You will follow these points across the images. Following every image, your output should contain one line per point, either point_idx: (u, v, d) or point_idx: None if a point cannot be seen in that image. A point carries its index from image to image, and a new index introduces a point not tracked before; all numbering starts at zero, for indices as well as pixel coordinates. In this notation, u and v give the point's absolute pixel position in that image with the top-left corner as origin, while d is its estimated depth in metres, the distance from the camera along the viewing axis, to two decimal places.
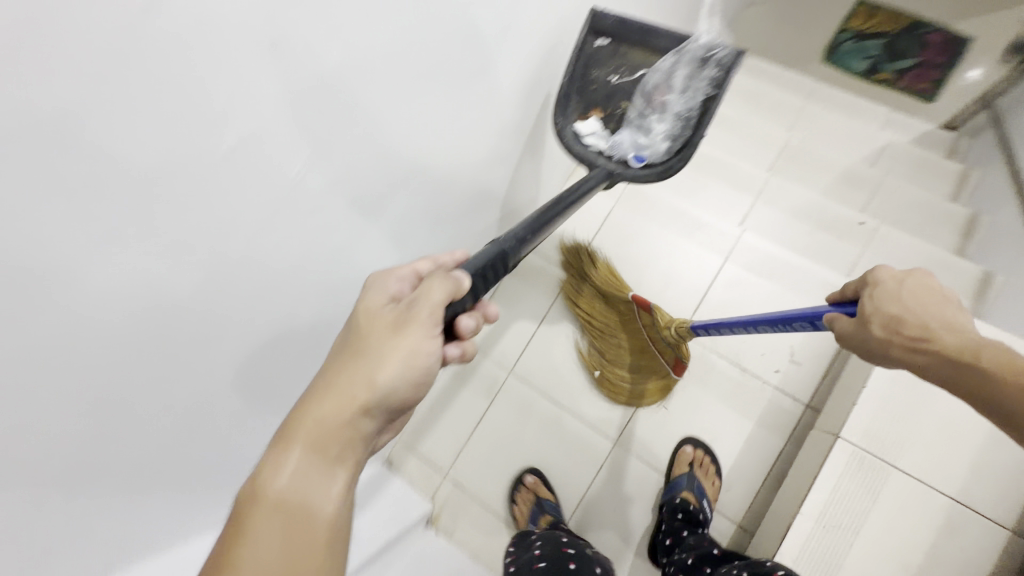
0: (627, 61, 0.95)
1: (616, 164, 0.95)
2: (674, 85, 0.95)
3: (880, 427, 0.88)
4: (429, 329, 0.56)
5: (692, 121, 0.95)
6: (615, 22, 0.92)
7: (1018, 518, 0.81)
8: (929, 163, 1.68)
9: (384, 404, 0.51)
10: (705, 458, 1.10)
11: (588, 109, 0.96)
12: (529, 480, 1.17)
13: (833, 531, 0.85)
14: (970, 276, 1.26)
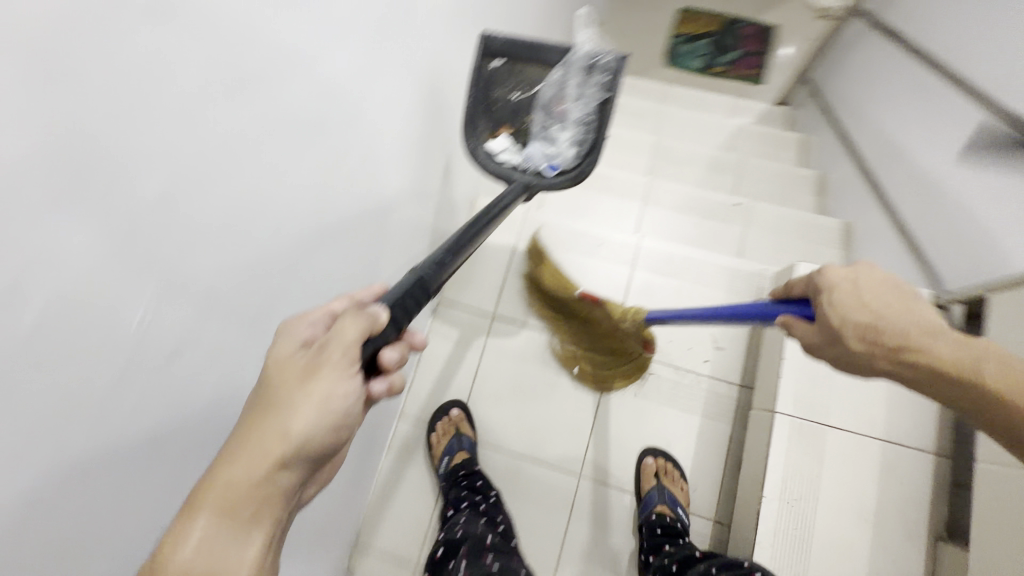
0: (523, 76, 0.93)
1: (529, 176, 0.92)
2: (571, 93, 0.93)
3: (806, 392, 0.94)
4: (347, 373, 0.46)
5: (593, 125, 0.92)
6: (505, 41, 0.90)
7: (938, 441, 0.89)
8: (774, 138, 1.89)
9: (300, 461, 0.44)
10: (668, 465, 1.10)
11: (496, 128, 0.95)
12: (455, 412, 1.19)
13: (797, 504, 0.88)
14: (835, 231, 1.41)
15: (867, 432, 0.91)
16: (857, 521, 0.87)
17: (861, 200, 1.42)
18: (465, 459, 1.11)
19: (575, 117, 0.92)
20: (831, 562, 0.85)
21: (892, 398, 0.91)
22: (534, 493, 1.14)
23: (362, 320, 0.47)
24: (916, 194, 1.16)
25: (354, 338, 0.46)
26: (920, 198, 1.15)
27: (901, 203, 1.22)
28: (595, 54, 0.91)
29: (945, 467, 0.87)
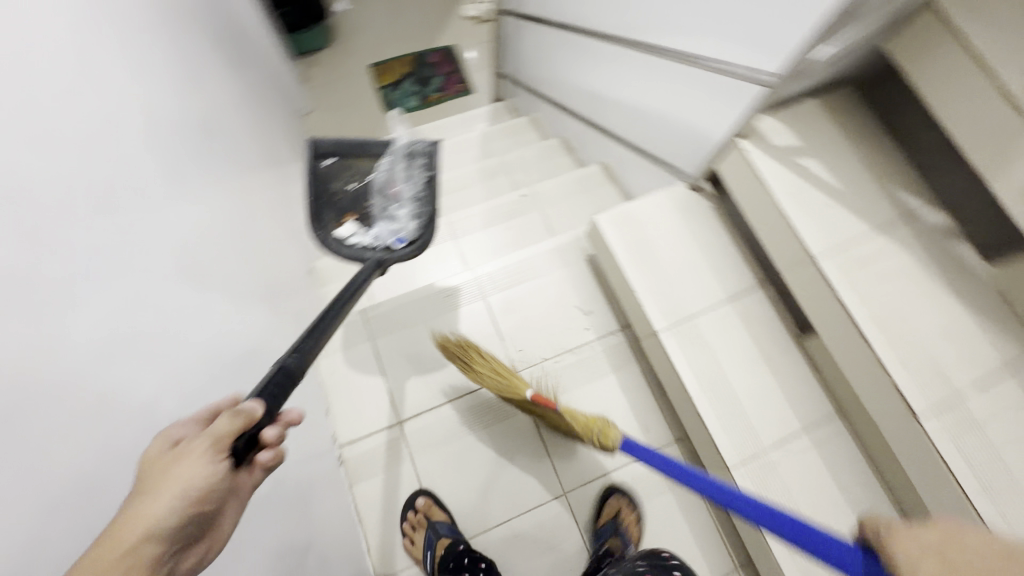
0: (356, 171, 1.17)
1: (377, 252, 1.09)
2: (399, 177, 1.17)
3: (665, 301, 1.09)
4: (215, 455, 0.50)
5: (424, 199, 1.15)
6: (333, 145, 1.15)
7: (759, 273, 1.12)
8: (511, 129, 2.16)
9: (167, 539, 0.44)
10: (629, 510, 1.12)
11: (342, 217, 1.13)
12: (421, 501, 1.12)
13: (716, 385, 1.03)
14: (597, 173, 1.68)
15: (719, 300, 1.09)
16: (755, 366, 1.05)
17: (598, 141, 1.71)
18: (449, 546, 1.05)
19: (406, 196, 1.15)
20: (761, 406, 1.02)
21: (715, 265, 1.12)
22: (539, 540, 1.12)
23: (239, 410, 0.53)
24: (628, 120, 1.45)
25: (227, 424, 0.51)
26: (632, 121, 1.43)
27: (624, 130, 1.50)
28: (411, 143, 1.18)
29: (773, 287, 1.11)
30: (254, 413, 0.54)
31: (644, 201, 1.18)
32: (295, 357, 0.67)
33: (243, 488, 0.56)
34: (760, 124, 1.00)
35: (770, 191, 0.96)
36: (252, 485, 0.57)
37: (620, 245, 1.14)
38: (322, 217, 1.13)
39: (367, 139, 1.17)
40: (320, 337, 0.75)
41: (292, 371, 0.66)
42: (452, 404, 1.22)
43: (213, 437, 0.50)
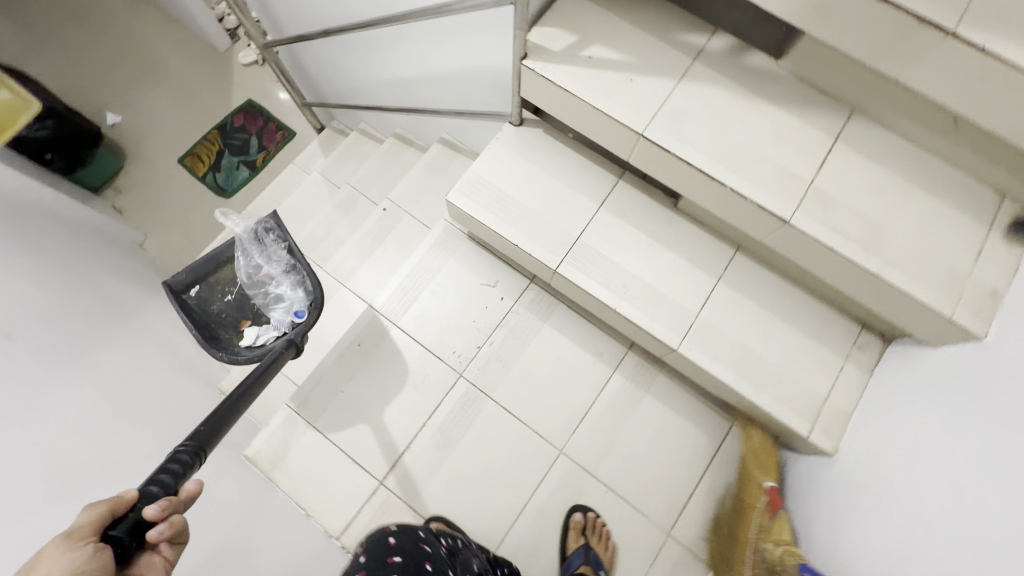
0: (223, 282, 1.17)
1: (286, 335, 1.10)
2: (261, 261, 1.17)
3: (547, 238, 1.09)
4: (75, 545, 0.52)
5: (296, 264, 1.17)
6: (187, 275, 1.13)
7: (613, 169, 1.13)
8: (346, 150, 2.05)
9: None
10: (598, 521, 1.10)
11: (239, 328, 1.13)
12: (435, 524, 1.08)
13: (627, 287, 1.05)
14: (441, 150, 1.63)
15: (593, 211, 1.10)
16: (653, 249, 1.08)
17: (426, 123, 1.65)
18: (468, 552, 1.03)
19: (279, 274, 1.17)
20: (674, 281, 1.05)
21: (573, 182, 1.12)
22: (562, 505, 1.13)
23: (98, 499, 0.57)
24: (436, 89, 1.40)
25: (84, 515, 0.55)
26: (440, 88, 1.39)
27: (439, 99, 1.46)
28: (253, 226, 1.18)
29: (632, 174, 1.13)
30: (123, 498, 0.59)
31: (481, 160, 1.14)
32: (189, 443, 0.73)
33: (150, 570, 0.58)
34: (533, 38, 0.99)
35: (574, 95, 0.95)
36: (162, 562, 0.60)
37: (483, 212, 1.11)
38: (220, 339, 1.12)
39: (213, 250, 1.17)
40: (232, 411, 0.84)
41: (187, 452, 0.70)
42: (420, 436, 1.17)
43: (68, 532, 0.53)
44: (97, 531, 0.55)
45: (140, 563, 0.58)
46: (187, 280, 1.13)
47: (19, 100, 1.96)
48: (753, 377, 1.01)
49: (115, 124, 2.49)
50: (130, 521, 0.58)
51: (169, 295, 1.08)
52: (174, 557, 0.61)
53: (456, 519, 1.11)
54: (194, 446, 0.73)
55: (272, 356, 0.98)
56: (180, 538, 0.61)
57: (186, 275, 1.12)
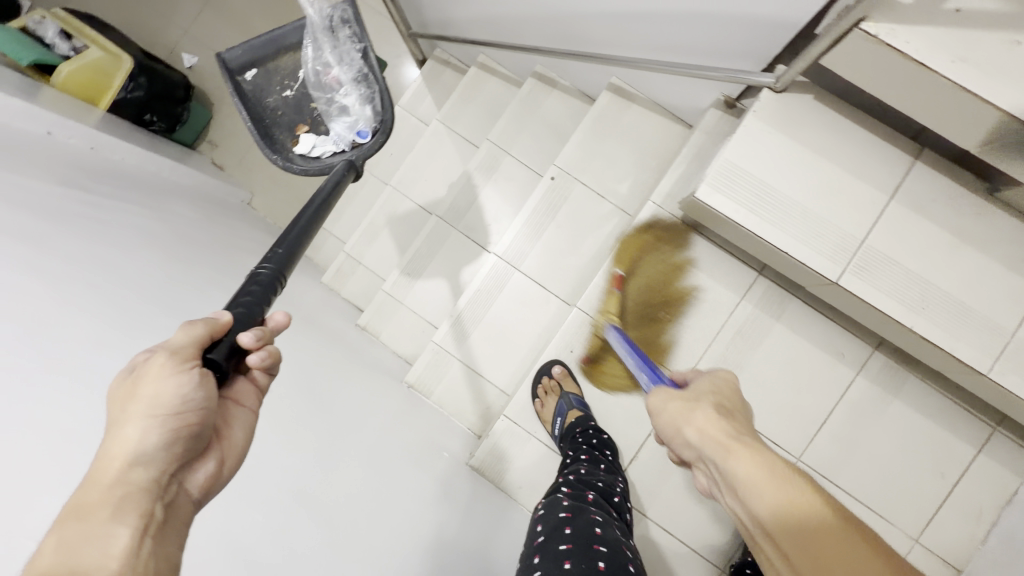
0: (283, 72, 0.93)
1: (345, 155, 0.90)
2: (332, 60, 0.93)
3: (823, 240, 0.91)
4: (181, 367, 0.48)
5: (370, 76, 0.93)
6: (241, 51, 0.88)
7: (909, 150, 0.90)
8: (467, 90, 1.76)
9: (155, 462, 0.44)
10: None
11: (294, 132, 0.93)
12: (557, 369, 1.18)
13: (924, 302, 0.89)
14: (610, 100, 1.36)
15: (882, 205, 0.90)
16: (958, 252, 0.88)
17: (588, 67, 1.36)
18: (580, 415, 1.11)
19: (348, 79, 0.93)
20: (985, 290, 0.88)
21: (857, 167, 0.91)
22: None
23: (196, 318, 0.50)
24: (634, 31, 1.09)
25: (183, 335, 0.49)
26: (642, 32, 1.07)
27: (634, 44, 1.14)
28: (329, 11, 0.90)
29: (934, 155, 0.90)
30: (219, 322, 0.52)
31: (736, 142, 0.93)
32: (269, 265, 0.62)
33: (246, 395, 0.57)
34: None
35: (934, 72, 0.70)
36: (257, 391, 0.58)
37: (741, 211, 0.93)
38: (273, 140, 0.91)
39: (278, 28, 0.92)
40: (300, 245, 0.68)
41: (268, 274, 0.61)
42: (647, 442, 1.15)
43: (172, 350, 0.48)
44: (199, 353, 0.50)
45: (236, 388, 0.57)
46: (242, 56, 0.88)
47: (110, 56, 1.79)
48: None
49: (192, 66, 2.20)
50: (224, 348, 0.52)
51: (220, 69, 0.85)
52: (267, 388, 0.59)
53: (691, 519, 1.12)
54: (273, 268, 0.63)
55: (335, 178, 0.81)
56: (274, 371, 0.59)
57: (243, 50, 0.88)
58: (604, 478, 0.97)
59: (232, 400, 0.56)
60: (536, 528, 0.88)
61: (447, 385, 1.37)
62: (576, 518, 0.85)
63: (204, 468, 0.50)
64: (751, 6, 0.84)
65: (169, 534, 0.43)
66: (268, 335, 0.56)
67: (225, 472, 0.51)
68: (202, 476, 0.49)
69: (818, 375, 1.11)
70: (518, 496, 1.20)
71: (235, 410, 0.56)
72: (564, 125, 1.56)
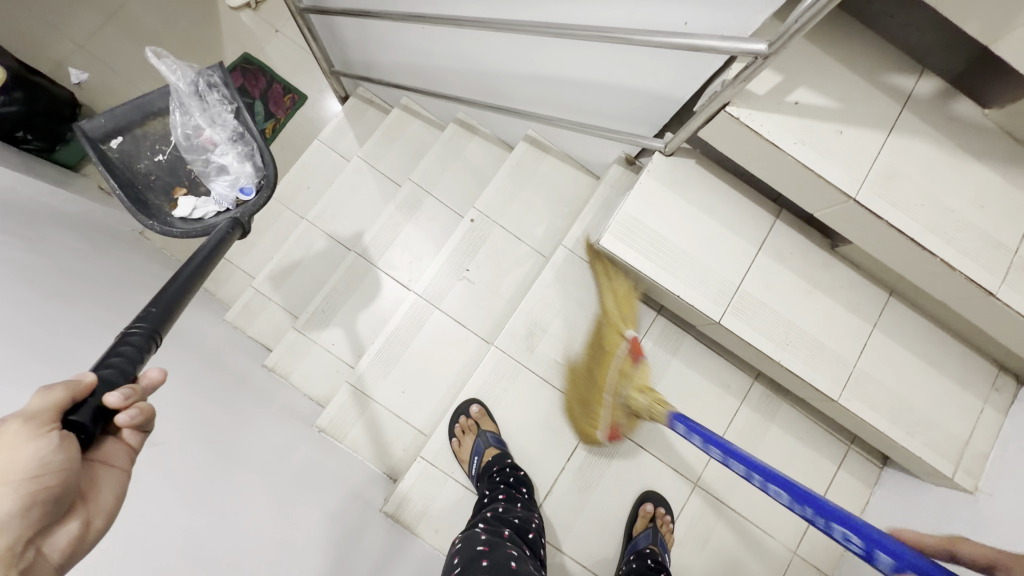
0: (154, 137, 0.91)
1: (228, 214, 0.87)
2: (202, 122, 0.91)
3: (707, 285, 1.03)
4: (37, 432, 0.42)
5: (246, 133, 0.92)
6: (105, 120, 0.86)
7: (771, 211, 1.07)
8: (390, 130, 1.78)
9: (6, 531, 0.37)
10: (665, 515, 1.16)
11: (171, 196, 0.89)
12: (474, 408, 1.19)
13: (789, 338, 1.04)
14: (527, 150, 1.46)
15: (753, 256, 1.05)
16: (813, 297, 1.05)
17: (506, 119, 1.45)
18: (496, 453, 1.12)
19: (223, 140, 0.92)
20: (834, 329, 1.04)
21: (731, 222, 1.05)
22: (697, 532, 1.20)
23: (55, 380, 0.45)
24: (546, 92, 1.19)
25: (39, 400, 0.43)
26: (555, 94, 1.18)
27: (548, 104, 1.23)
28: (194, 77, 0.91)
29: (789, 215, 1.07)
30: (83, 382, 0.48)
31: (634, 198, 1.04)
32: (141, 325, 0.58)
33: (118, 455, 0.50)
34: (732, 74, 0.80)
35: (783, 150, 0.85)
36: (130, 451, 0.51)
37: (640, 259, 1.04)
38: (147, 206, 0.87)
39: (142, 95, 0.90)
40: (177, 306, 0.65)
41: (140, 334, 0.58)
42: (562, 476, 1.18)
43: (24, 415, 0.42)
44: (58, 417, 0.44)
45: (105, 449, 0.50)
46: (106, 124, 0.85)
47: None
48: (904, 424, 1.04)
49: (81, 83, 1.99)
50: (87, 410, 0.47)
51: (81, 139, 0.81)
52: (141, 447, 0.53)
53: (602, 549, 1.16)
54: (146, 329, 0.59)
55: (218, 234, 0.79)
56: (147, 426, 0.53)
57: (106, 118, 0.85)
58: (517, 511, 0.99)
59: (99, 461, 0.49)
60: (452, 561, 0.87)
61: (362, 427, 1.32)
62: (493, 552, 0.85)
63: (66, 531, 0.42)
64: (644, 83, 0.96)
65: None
66: (137, 393, 0.52)
67: (92, 536, 0.44)
68: (66, 539, 0.42)
69: (711, 404, 1.23)
70: (436, 542, 1.17)
71: (104, 471, 0.49)
72: (485, 170, 1.63)
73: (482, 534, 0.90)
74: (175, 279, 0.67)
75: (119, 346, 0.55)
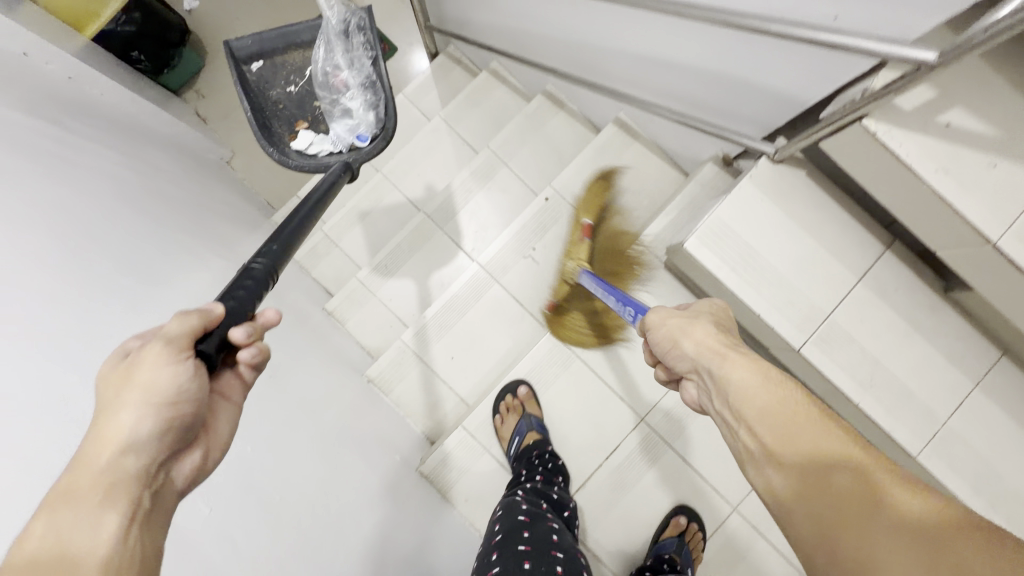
0: (291, 67, 0.94)
1: (341, 156, 0.88)
2: (341, 63, 0.92)
3: (793, 309, 0.96)
4: (176, 357, 0.45)
5: (377, 82, 0.91)
6: (253, 43, 0.90)
7: (882, 240, 0.96)
8: (475, 93, 1.75)
9: (147, 448, 0.42)
10: (695, 530, 1.12)
11: (293, 126, 0.92)
12: (522, 390, 1.20)
13: (871, 380, 0.95)
14: (614, 134, 1.39)
15: (850, 286, 0.96)
16: (910, 341, 0.95)
17: (598, 97, 1.38)
18: (538, 439, 1.12)
19: (354, 84, 0.92)
20: (927, 379, 0.94)
21: (835, 246, 0.96)
22: (726, 555, 1.16)
23: (190, 307, 0.47)
24: (649, 74, 1.12)
25: (176, 325, 0.46)
26: (658, 78, 1.10)
27: (648, 87, 1.16)
28: (345, 15, 0.91)
29: (902, 249, 0.96)
30: (213, 314, 0.49)
31: (730, 203, 0.97)
32: (263, 260, 0.58)
33: (233, 390, 0.54)
34: (877, 85, 0.71)
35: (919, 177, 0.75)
36: (244, 385, 0.55)
37: (722, 268, 0.97)
38: (270, 132, 0.91)
39: (293, 25, 0.93)
40: (293, 245, 0.64)
41: (262, 268, 0.57)
42: (597, 472, 1.17)
43: (166, 339, 0.45)
44: (192, 344, 0.47)
45: (224, 381, 0.54)
46: (254, 46, 0.90)
47: None
48: (987, 495, 0.94)
49: (192, 10, 2.07)
50: (214, 342, 0.48)
51: (227, 55, 0.86)
52: (254, 382, 0.56)
53: (625, 552, 1.15)
54: (266, 264, 0.58)
55: (330, 178, 0.79)
56: (262, 365, 0.56)
57: (254, 40, 0.89)
58: (553, 493, 0.99)
59: (220, 393, 0.53)
60: (494, 527, 0.88)
61: (408, 386, 1.35)
62: (535, 524, 0.85)
63: (190, 459, 0.47)
64: (767, 80, 0.88)
65: (158, 525, 0.39)
66: (258, 329, 0.53)
67: (211, 464, 0.49)
68: (189, 466, 0.47)
69: None
70: (463, 510, 1.19)
71: (221, 404, 0.53)
72: (564, 147, 1.58)
73: (523, 506, 0.90)
74: (290, 220, 0.66)
75: (249, 278, 0.55)
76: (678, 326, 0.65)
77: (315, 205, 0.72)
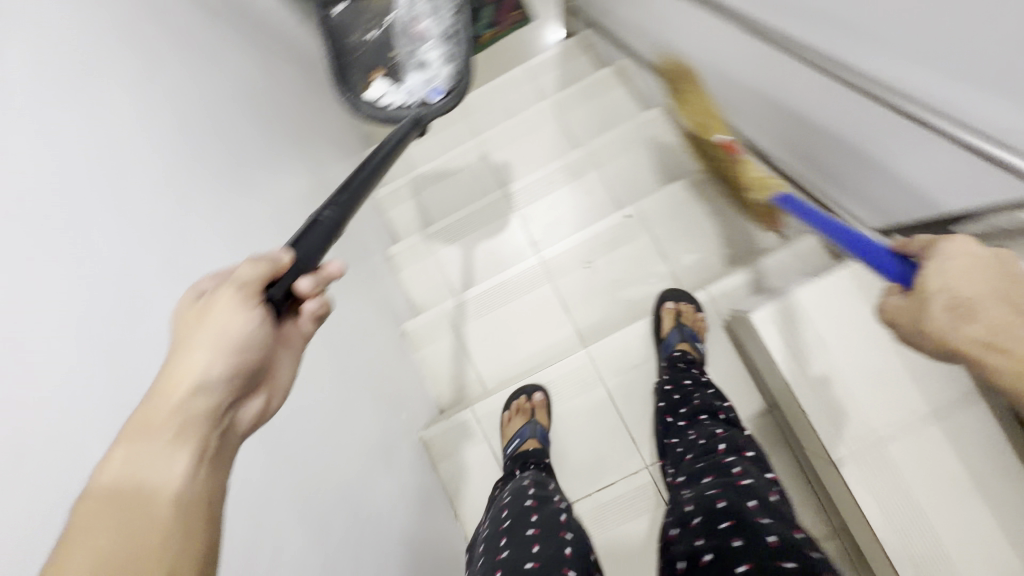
0: (371, 17, 0.98)
1: (414, 110, 0.88)
2: (423, 14, 0.95)
3: (846, 420, 0.88)
4: (245, 303, 0.47)
5: (456, 34, 0.92)
6: None
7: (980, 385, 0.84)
8: (593, 86, 1.70)
9: (219, 389, 0.44)
10: (689, 309, 1.19)
11: (369, 76, 0.93)
12: (537, 395, 1.20)
13: (905, 525, 0.84)
14: None
15: (921, 419, 0.85)
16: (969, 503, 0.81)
17: None
18: (536, 446, 1.12)
19: (433, 34, 0.93)
20: None
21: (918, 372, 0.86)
22: None
23: (260, 254, 0.49)
24: (778, 120, 1.03)
25: (248, 270, 0.48)
26: (788, 126, 1.01)
27: (772, 132, 1.07)
28: None
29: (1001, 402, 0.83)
30: (280, 262, 0.50)
31: (817, 290, 0.93)
32: (332, 210, 0.60)
33: (295, 338, 0.57)
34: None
35: None
36: (302, 335, 0.57)
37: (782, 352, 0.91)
38: (348, 79, 0.94)
39: None
40: (359, 199, 0.66)
41: (329, 219, 0.59)
42: (583, 499, 1.15)
43: (239, 283, 0.47)
44: (261, 289, 0.48)
45: (286, 328, 0.56)
46: None
47: None
48: None
49: None
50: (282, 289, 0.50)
51: None
52: (312, 333, 0.58)
53: None
54: (335, 214, 0.61)
55: (399, 133, 0.80)
56: (322, 316, 0.58)
57: None
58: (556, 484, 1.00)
59: (282, 341, 0.56)
60: (500, 513, 0.89)
61: (435, 351, 1.39)
62: (542, 508, 0.87)
63: (251, 405, 0.50)
64: (909, 169, 0.77)
65: (223, 462, 0.41)
66: (320, 281, 0.55)
67: (269, 410, 0.52)
68: (250, 411, 0.50)
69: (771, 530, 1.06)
70: (445, 483, 1.22)
71: (283, 351, 0.56)
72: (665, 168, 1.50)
73: (528, 494, 0.91)
74: (358, 173, 0.68)
75: (318, 231, 0.57)
76: (915, 303, 0.53)
77: (382, 162, 0.73)
